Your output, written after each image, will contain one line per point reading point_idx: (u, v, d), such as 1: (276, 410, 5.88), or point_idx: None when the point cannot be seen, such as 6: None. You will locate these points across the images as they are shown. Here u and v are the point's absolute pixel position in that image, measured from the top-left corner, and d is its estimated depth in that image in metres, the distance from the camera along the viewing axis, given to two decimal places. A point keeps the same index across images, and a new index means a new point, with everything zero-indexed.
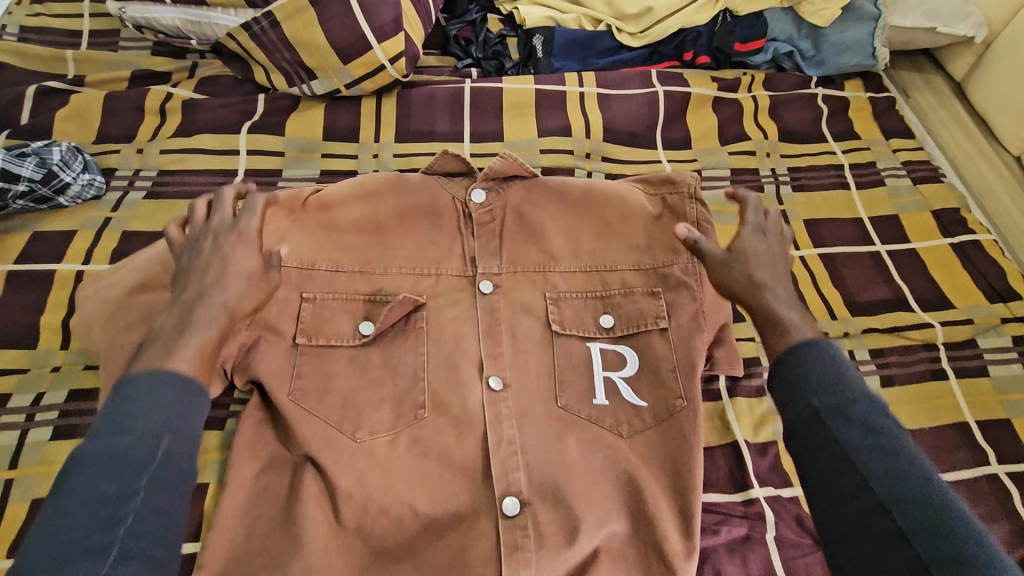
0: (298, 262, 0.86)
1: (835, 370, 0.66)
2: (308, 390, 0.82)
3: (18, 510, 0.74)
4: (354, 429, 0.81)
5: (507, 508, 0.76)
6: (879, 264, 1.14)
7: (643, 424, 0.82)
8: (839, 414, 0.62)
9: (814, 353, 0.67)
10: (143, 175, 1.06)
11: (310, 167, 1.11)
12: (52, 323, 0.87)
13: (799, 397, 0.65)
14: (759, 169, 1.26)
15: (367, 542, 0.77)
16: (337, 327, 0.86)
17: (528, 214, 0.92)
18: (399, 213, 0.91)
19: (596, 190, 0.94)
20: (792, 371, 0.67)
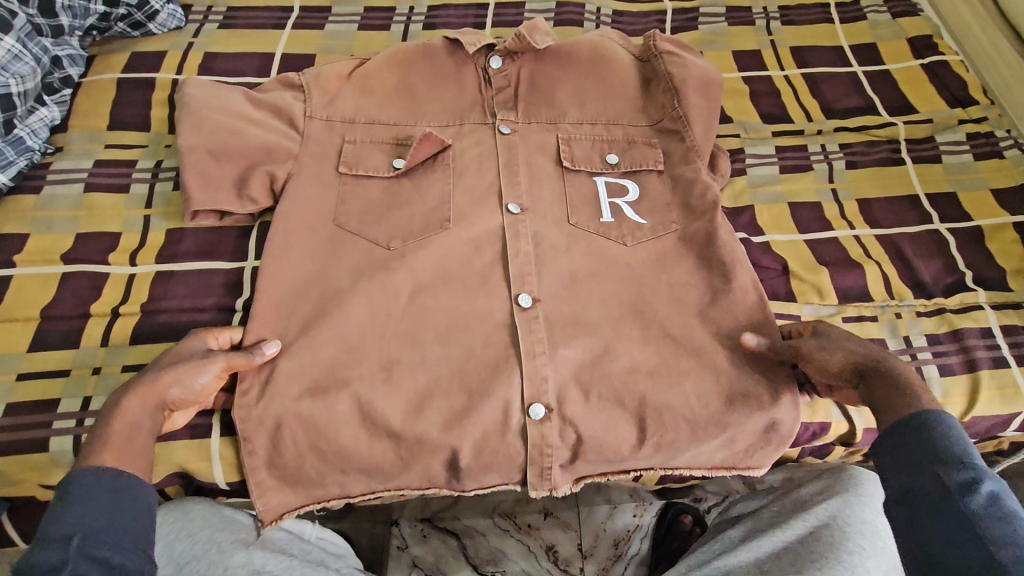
0: (341, 117, 1.06)
1: (959, 441, 0.71)
2: (350, 215, 0.95)
3: (158, 236, 0.95)
4: (388, 241, 0.93)
5: (522, 301, 0.88)
6: (855, 81, 1.29)
7: (642, 235, 0.95)
8: (964, 485, 0.68)
9: (942, 422, 0.72)
10: (215, 11, 1.23)
11: (353, 5, 1.28)
12: (160, 115, 1.07)
13: (926, 467, 0.70)
14: (752, 7, 1.39)
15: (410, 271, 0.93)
16: (374, 162, 1.01)
17: (539, 80, 1.07)
18: (427, 80, 1.09)
19: (597, 51, 1.08)
20: (912, 435, 0.73)
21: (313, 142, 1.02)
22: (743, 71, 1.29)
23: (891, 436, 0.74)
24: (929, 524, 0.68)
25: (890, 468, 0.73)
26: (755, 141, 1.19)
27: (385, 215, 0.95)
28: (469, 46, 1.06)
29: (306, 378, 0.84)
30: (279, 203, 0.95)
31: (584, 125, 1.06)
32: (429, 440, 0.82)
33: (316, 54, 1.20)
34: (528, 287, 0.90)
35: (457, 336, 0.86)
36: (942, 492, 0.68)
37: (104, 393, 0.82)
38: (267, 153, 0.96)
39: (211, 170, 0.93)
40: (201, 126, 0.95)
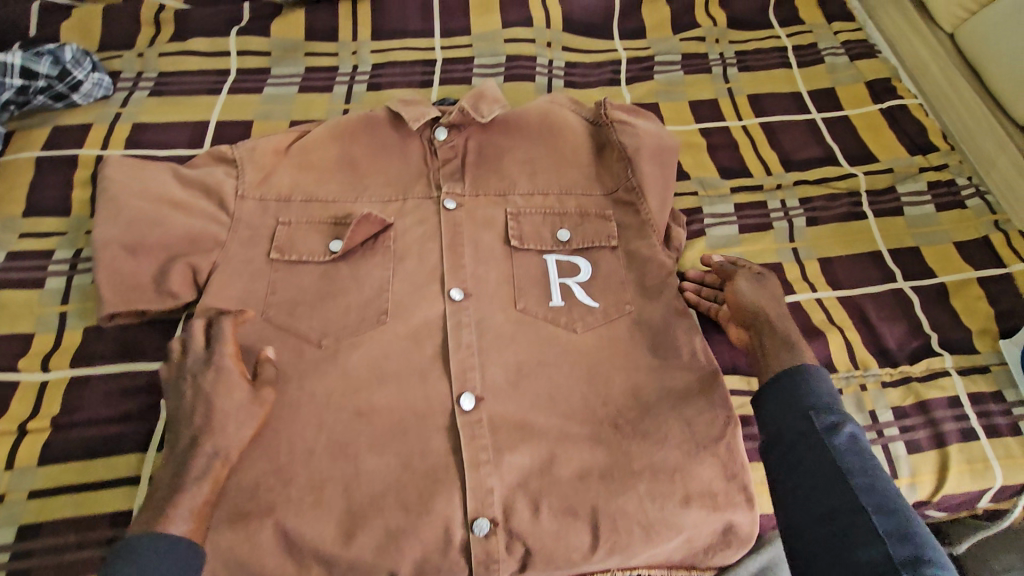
0: (275, 195, 1.02)
1: (826, 392, 0.77)
2: (280, 305, 0.93)
3: (75, 337, 0.89)
4: (320, 338, 0.90)
5: (462, 403, 0.85)
6: (813, 129, 1.26)
7: (594, 321, 0.94)
8: (830, 428, 0.73)
9: (815, 374, 0.79)
10: (146, 77, 1.18)
11: (295, 65, 1.23)
12: (81, 196, 1.01)
13: (795, 411, 0.76)
14: (708, 54, 1.36)
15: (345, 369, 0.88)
16: (309, 246, 0.98)
17: (486, 149, 1.06)
18: (370, 153, 1.07)
19: (547, 120, 1.07)
20: (788, 384, 0.79)
21: (243, 225, 0.98)
22: (700, 121, 1.26)
23: (770, 386, 0.80)
24: (792, 463, 0.73)
25: (766, 413, 0.79)
26: (713, 199, 1.15)
27: (319, 307, 0.93)
28: (411, 122, 1.04)
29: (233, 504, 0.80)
30: (201, 298, 0.91)
31: (531, 197, 1.04)
32: (362, 565, 0.79)
33: (255, 120, 1.15)
34: (471, 384, 0.87)
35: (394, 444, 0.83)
36: (808, 431, 0.74)
37: (11, 525, 0.77)
38: (192, 242, 0.93)
39: (126, 267, 0.89)
40: (121, 213, 0.92)
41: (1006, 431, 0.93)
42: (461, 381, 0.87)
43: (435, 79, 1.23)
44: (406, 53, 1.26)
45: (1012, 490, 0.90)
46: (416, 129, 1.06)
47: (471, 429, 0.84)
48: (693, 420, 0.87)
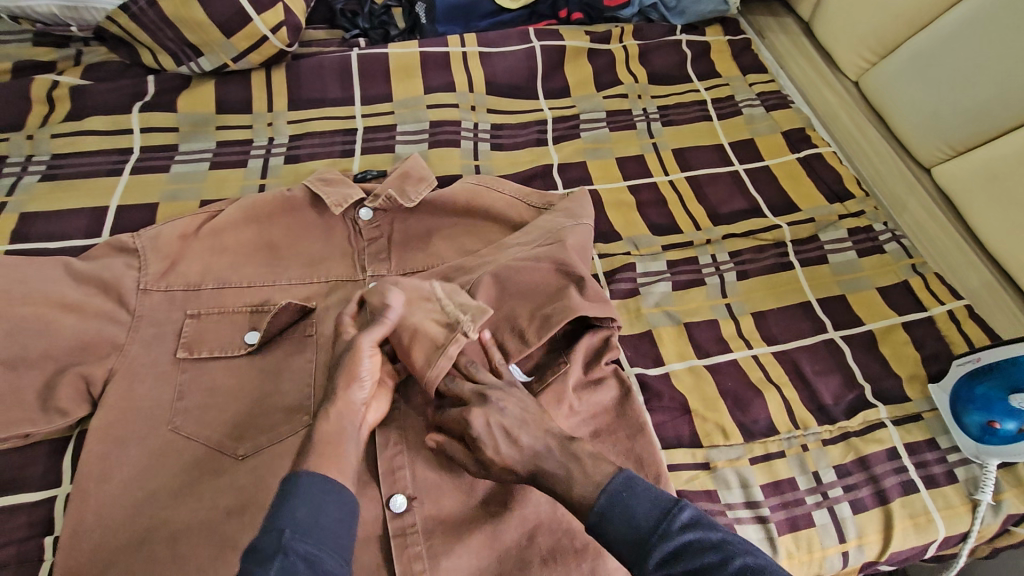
0: (183, 284, 0.93)
1: (658, 501, 0.68)
2: (190, 412, 0.85)
3: None
4: (236, 447, 0.83)
5: (394, 504, 0.80)
6: (737, 180, 1.29)
7: (531, 391, 0.89)
8: (660, 550, 0.64)
9: (627, 479, 0.71)
10: (37, 160, 1.09)
11: (206, 140, 1.17)
12: None
13: (618, 543, 0.66)
14: (632, 109, 1.38)
15: (262, 481, 0.81)
16: (222, 340, 0.90)
17: (412, 229, 1.06)
18: (290, 233, 1.02)
19: (473, 203, 1.08)
20: (611, 518, 0.68)
21: (146, 323, 0.89)
22: (628, 178, 1.27)
23: (601, 526, 0.68)
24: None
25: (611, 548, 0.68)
26: (646, 257, 1.14)
27: (234, 410, 0.85)
28: (334, 207, 1.01)
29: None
30: (96, 412, 0.84)
31: (462, 273, 1.00)
32: None
33: (161, 201, 1.08)
34: (402, 483, 0.82)
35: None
36: (657, 553, 0.65)
37: None
38: (87, 349, 0.85)
39: (6, 385, 0.82)
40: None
41: (943, 480, 0.94)
42: (390, 480, 0.82)
43: (357, 148, 1.19)
44: (326, 123, 1.22)
45: (951, 540, 0.91)
46: (339, 212, 1.02)
47: (403, 536, 0.79)
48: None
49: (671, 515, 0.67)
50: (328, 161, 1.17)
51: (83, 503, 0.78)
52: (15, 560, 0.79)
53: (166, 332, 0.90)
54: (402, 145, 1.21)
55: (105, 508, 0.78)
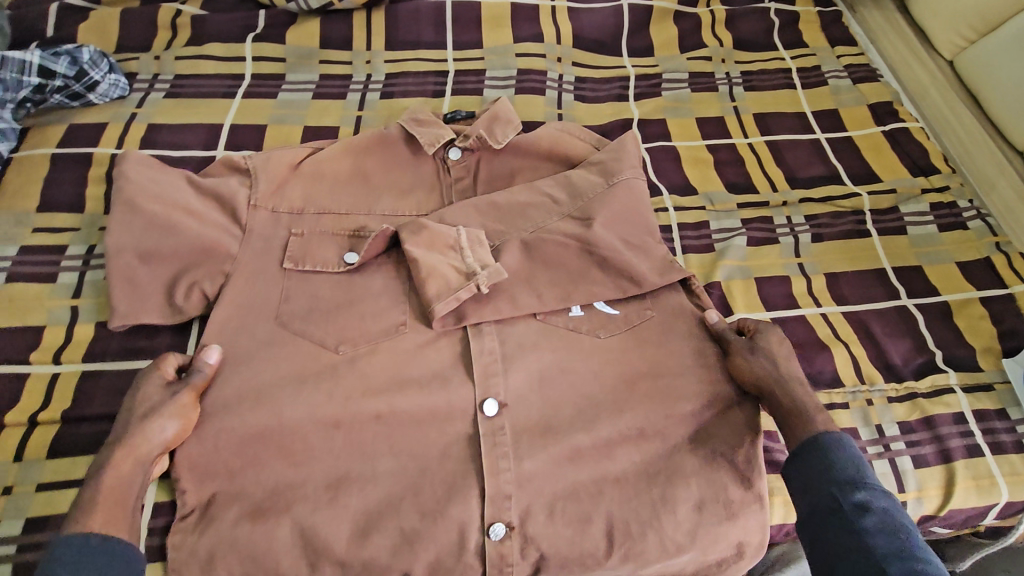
0: (288, 208, 1.00)
1: (861, 469, 0.77)
2: (296, 314, 0.91)
3: (87, 329, 0.89)
4: (337, 344, 0.89)
5: (486, 408, 0.86)
6: (818, 148, 1.29)
7: (614, 327, 0.95)
8: (856, 503, 0.74)
9: (841, 443, 0.80)
10: (162, 79, 1.19)
11: (310, 72, 1.25)
12: (96, 194, 1.01)
13: (823, 488, 0.77)
14: (715, 73, 1.39)
15: (359, 375, 0.88)
16: (324, 256, 0.96)
17: (497, 166, 1.12)
18: (385, 165, 1.09)
19: (555, 147, 1.13)
20: (817, 461, 0.79)
21: (256, 236, 0.96)
22: (707, 138, 1.28)
23: (800, 459, 0.80)
24: (829, 524, 0.74)
25: (803, 489, 0.78)
26: (721, 214, 1.16)
27: (336, 315, 0.91)
28: (427, 146, 1.07)
29: (246, 498, 0.81)
30: (214, 309, 0.90)
31: (547, 214, 1.04)
32: (376, 566, 0.79)
33: (269, 124, 1.17)
34: (495, 390, 0.88)
35: (416, 450, 0.84)
36: (854, 501, 0.74)
37: (21, 515, 0.75)
38: (205, 254, 0.92)
39: (142, 272, 0.91)
40: (130, 222, 0.92)
41: (1011, 449, 0.94)
42: (483, 387, 0.88)
43: (447, 89, 1.25)
44: (420, 65, 1.28)
45: (1014, 507, 0.91)
46: (432, 152, 1.08)
47: (492, 436, 0.85)
48: (702, 423, 0.89)
49: (879, 491, 0.76)
50: (420, 99, 1.23)
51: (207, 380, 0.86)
52: None
53: (275, 240, 0.97)
54: (490, 90, 1.26)
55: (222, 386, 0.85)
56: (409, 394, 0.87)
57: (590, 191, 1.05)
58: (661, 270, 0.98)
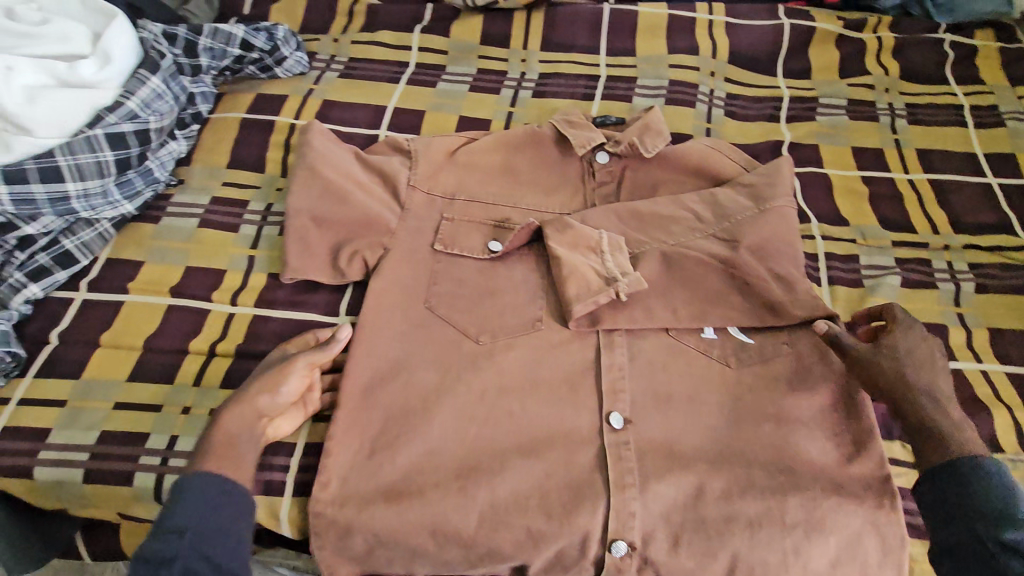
0: (441, 192, 1.06)
1: (1012, 500, 0.72)
2: (442, 297, 0.95)
3: (260, 278, 0.96)
4: (479, 333, 0.91)
5: (614, 421, 0.84)
6: (988, 193, 1.19)
7: (750, 358, 0.92)
8: (1010, 543, 0.69)
9: (988, 469, 0.73)
10: (337, 61, 1.29)
11: (468, 65, 1.31)
12: (274, 158, 1.10)
13: (964, 521, 0.72)
14: (876, 102, 1.31)
15: (495, 364, 0.89)
16: (470, 243, 1.00)
17: (642, 176, 1.11)
18: (532, 163, 1.12)
19: (704, 163, 1.11)
20: (954, 490, 0.74)
21: (412, 216, 1.02)
22: (864, 169, 1.20)
23: (930, 484, 0.76)
24: (973, 558, 0.70)
25: (935, 516, 0.75)
26: (873, 249, 1.09)
27: (478, 302, 0.94)
28: (578, 147, 1.09)
29: (380, 480, 0.80)
30: (371, 278, 0.95)
31: (690, 231, 1.02)
32: (497, 558, 0.77)
33: (428, 110, 1.23)
34: (622, 404, 0.86)
35: (545, 451, 0.82)
36: (1008, 538, 0.69)
37: (193, 436, 0.80)
38: (368, 226, 0.98)
39: (311, 235, 0.97)
40: (309, 187, 0.99)
41: None
42: (612, 397, 0.86)
43: (597, 93, 1.27)
44: (573, 67, 1.31)
45: None
46: (581, 154, 1.11)
47: (618, 449, 0.82)
48: (843, 477, 0.83)
49: None
50: (570, 101, 1.26)
51: (355, 348, 0.88)
52: None
53: (427, 222, 1.02)
54: (641, 98, 1.26)
55: (370, 357, 0.88)
56: (542, 387, 0.87)
57: (739, 213, 1.02)
58: (806, 303, 0.94)
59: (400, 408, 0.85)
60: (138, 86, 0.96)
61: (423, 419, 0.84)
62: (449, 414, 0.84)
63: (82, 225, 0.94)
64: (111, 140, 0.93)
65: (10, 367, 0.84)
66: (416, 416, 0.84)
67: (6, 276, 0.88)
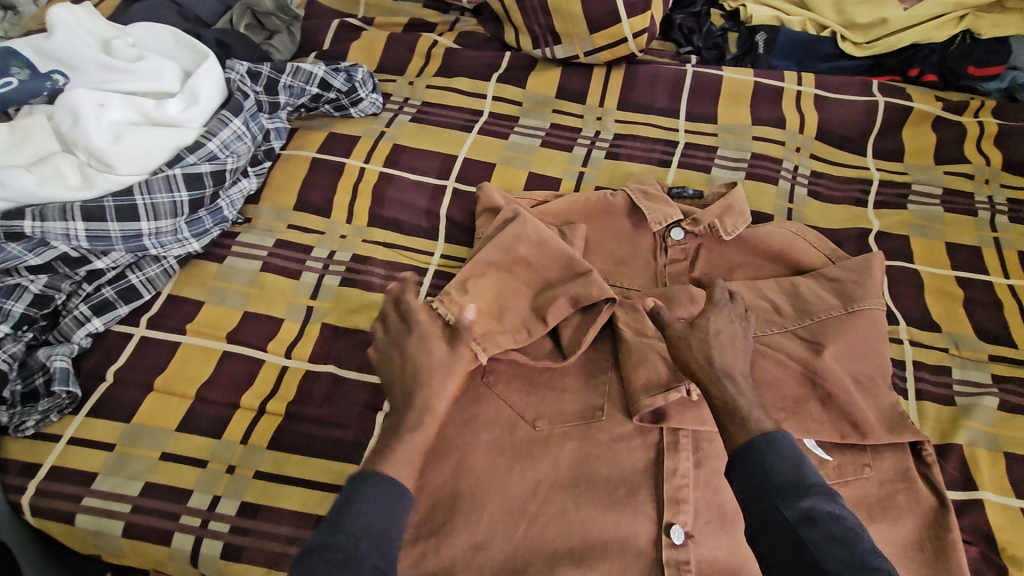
0: None
1: (803, 470, 0.63)
2: (499, 372, 0.90)
3: (317, 330, 0.93)
4: (535, 417, 0.86)
5: (674, 535, 0.78)
6: None
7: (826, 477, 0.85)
8: (803, 513, 0.60)
9: (782, 445, 0.65)
10: (411, 104, 1.28)
11: (541, 119, 1.28)
12: (341, 203, 1.08)
13: (766, 499, 0.62)
14: (975, 195, 1.20)
15: (551, 455, 0.84)
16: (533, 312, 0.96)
17: (717, 258, 1.05)
18: (603, 232, 1.07)
19: (788, 249, 1.04)
20: (754, 469, 0.64)
21: None
22: (958, 269, 1.11)
23: (738, 465, 0.65)
24: (784, 536, 0.60)
25: (747, 502, 0.63)
26: (967, 362, 1.01)
27: (540, 381, 0.90)
28: (653, 223, 1.04)
29: (423, 569, 0.77)
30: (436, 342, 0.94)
31: (765, 323, 0.95)
32: None
33: (497, 163, 1.20)
34: (683, 517, 0.79)
35: (598, 558, 0.77)
36: (801, 508, 0.60)
37: (235, 498, 0.78)
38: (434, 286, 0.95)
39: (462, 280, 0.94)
40: (490, 287, 0.94)
41: None
42: (673, 508, 0.79)
43: (674, 160, 1.22)
44: (649, 130, 1.26)
45: None
46: (656, 229, 1.05)
47: (676, 568, 0.76)
48: None
49: (820, 494, 0.62)
50: (645, 166, 1.21)
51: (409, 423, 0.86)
52: None
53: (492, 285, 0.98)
54: (719, 169, 1.21)
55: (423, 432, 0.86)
56: (596, 487, 0.82)
57: (824, 314, 0.94)
58: (892, 424, 0.87)
59: (451, 494, 0.81)
60: (220, 127, 0.97)
61: (471, 510, 0.80)
62: (498, 507, 0.80)
63: (150, 260, 0.94)
64: (188, 180, 0.93)
65: (65, 404, 0.83)
66: (466, 505, 0.80)
67: (71, 309, 0.89)
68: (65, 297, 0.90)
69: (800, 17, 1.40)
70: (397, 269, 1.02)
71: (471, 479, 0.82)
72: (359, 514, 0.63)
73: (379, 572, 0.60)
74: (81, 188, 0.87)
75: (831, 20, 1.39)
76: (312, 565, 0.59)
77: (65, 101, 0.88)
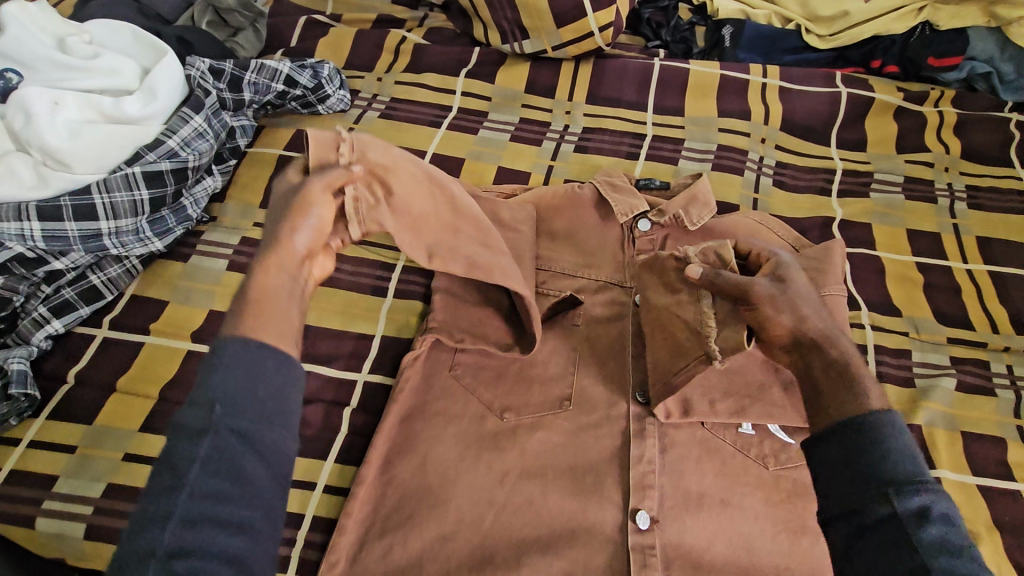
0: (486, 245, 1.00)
1: (918, 465, 0.61)
2: (466, 365, 0.91)
3: None
4: (502, 409, 0.87)
5: (640, 521, 0.78)
6: None
7: None
8: (912, 510, 0.59)
9: (899, 435, 0.63)
10: (379, 100, 1.27)
11: (510, 114, 1.28)
12: None
13: (873, 485, 0.60)
14: (935, 182, 1.23)
15: (518, 446, 0.84)
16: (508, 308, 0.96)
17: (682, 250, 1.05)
18: (572, 225, 1.07)
19: (752, 238, 1.06)
20: (865, 456, 0.62)
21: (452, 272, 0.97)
22: (919, 255, 1.14)
23: (843, 447, 0.63)
24: (874, 528, 0.59)
25: (835, 484, 0.62)
26: (927, 345, 1.03)
27: (507, 373, 0.90)
28: (619, 215, 1.04)
29: (390, 563, 0.78)
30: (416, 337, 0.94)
31: None
32: None
33: (466, 159, 1.20)
34: (649, 502, 0.80)
35: (564, 547, 0.78)
36: (908, 504, 0.59)
37: None
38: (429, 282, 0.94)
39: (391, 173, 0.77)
40: (432, 200, 0.82)
41: None
42: (639, 495, 0.80)
43: (642, 153, 1.23)
44: (618, 124, 1.27)
45: None
46: (622, 220, 1.04)
47: (642, 554, 0.77)
48: None
49: (933, 491, 0.60)
50: (613, 159, 1.22)
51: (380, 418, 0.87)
52: (306, 433, 0.89)
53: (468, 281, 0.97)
54: (686, 161, 1.22)
55: (392, 429, 0.86)
56: (562, 476, 0.83)
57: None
58: None
59: (419, 487, 0.82)
60: (180, 124, 0.96)
61: (438, 501, 0.80)
62: (464, 499, 0.81)
63: (111, 261, 0.93)
64: (148, 178, 0.92)
65: (24, 408, 0.82)
66: (432, 498, 0.81)
67: (29, 311, 0.88)
68: (23, 298, 0.88)
69: (766, 10, 1.42)
70: (364, 266, 1.04)
71: (438, 472, 0.83)
72: (228, 375, 0.51)
73: (262, 458, 0.51)
74: (37, 188, 0.87)
75: (796, 13, 1.41)
76: (177, 436, 0.51)
77: (17, 100, 0.87)
